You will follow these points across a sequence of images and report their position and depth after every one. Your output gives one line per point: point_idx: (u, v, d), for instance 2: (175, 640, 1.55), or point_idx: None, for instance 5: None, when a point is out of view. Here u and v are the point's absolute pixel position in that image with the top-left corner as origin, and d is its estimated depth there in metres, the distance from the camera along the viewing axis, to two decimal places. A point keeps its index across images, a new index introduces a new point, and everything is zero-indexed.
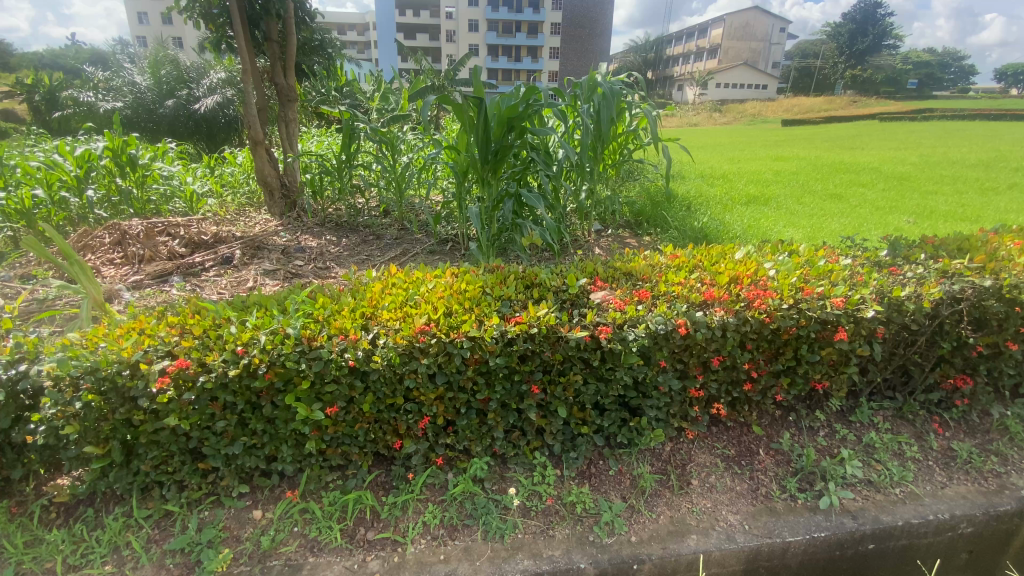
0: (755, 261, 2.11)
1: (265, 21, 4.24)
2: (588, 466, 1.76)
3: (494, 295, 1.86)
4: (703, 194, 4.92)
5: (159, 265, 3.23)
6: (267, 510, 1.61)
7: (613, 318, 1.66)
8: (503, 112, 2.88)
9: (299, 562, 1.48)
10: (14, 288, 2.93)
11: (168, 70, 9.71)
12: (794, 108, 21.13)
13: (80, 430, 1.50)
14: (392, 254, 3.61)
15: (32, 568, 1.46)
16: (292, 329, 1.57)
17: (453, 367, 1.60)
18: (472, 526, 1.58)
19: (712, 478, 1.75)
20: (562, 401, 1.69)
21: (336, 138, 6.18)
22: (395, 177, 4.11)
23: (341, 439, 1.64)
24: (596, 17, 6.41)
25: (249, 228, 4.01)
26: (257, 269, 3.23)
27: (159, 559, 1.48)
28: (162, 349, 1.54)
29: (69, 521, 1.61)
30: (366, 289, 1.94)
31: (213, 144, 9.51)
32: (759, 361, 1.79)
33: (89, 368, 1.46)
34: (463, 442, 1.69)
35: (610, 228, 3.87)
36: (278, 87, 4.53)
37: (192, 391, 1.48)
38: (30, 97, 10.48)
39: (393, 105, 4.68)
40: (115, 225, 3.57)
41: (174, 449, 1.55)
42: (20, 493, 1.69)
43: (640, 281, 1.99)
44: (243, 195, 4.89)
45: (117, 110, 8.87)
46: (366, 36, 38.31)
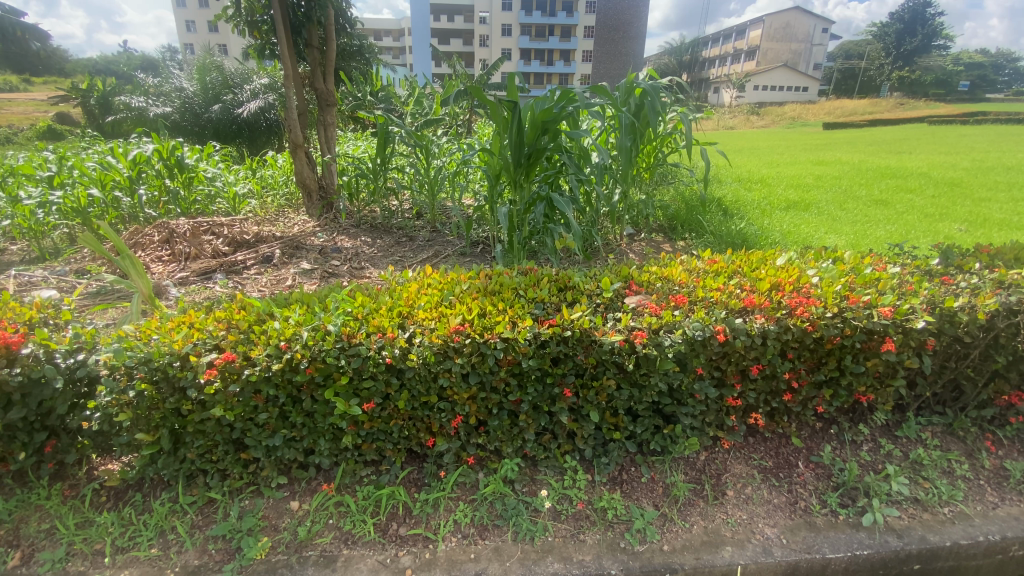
0: (797, 267, 2.05)
1: (307, 28, 4.38)
2: (620, 472, 1.73)
3: (528, 297, 1.87)
4: (741, 198, 4.82)
5: (203, 262, 3.37)
6: (304, 502, 1.66)
7: (648, 323, 1.64)
8: (537, 115, 2.88)
9: (334, 554, 1.52)
10: (71, 282, 3.11)
11: (214, 76, 10.13)
12: (835, 112, 20.49)
13: (132, 418, 1.58)
14: (424, 256, 3.66)
15: (84, 549, 1.55)
16: (333, 326, 1.62)
17: (487, 368, 1.61)
18: (502, 526, 1.58)
19: (748, 490, 1.70)
20: (594, 405, 1.68)
21: (371, 141, 6.33)
22: (429, 180, 4.18)
23: (376, 435, 1.67)
24: (630, 20, 6.32)
25: (288, 228, 4.15)
26: (294, 269, 3.32)
27: (202, 545, 1.55)
28: (210, 342, 1.60)
29: (119, 505, 1.70)
30: (403, 288, 1.98)
31: (254, 147, 9.88)
32: (801, 371, 1.74)
33: (143, 359, 1.54)
34: (494, 443, 1.69)
35: (643, 233, 3.83)
36: (318, 92, 4.65)
37: (237, 383, 1.53)
38: (85, 101, 11.19)
39: (428, 110, 4.76)
40: (163, 224, 3.74)
41: (218, 439, 1.61)
42: (74, 476, 1.79)
43: (676, 286, 1.96)
44: (282, 197, 5.05)
45: (166, 115, 9.33)
46: (400, 42, 39.17)
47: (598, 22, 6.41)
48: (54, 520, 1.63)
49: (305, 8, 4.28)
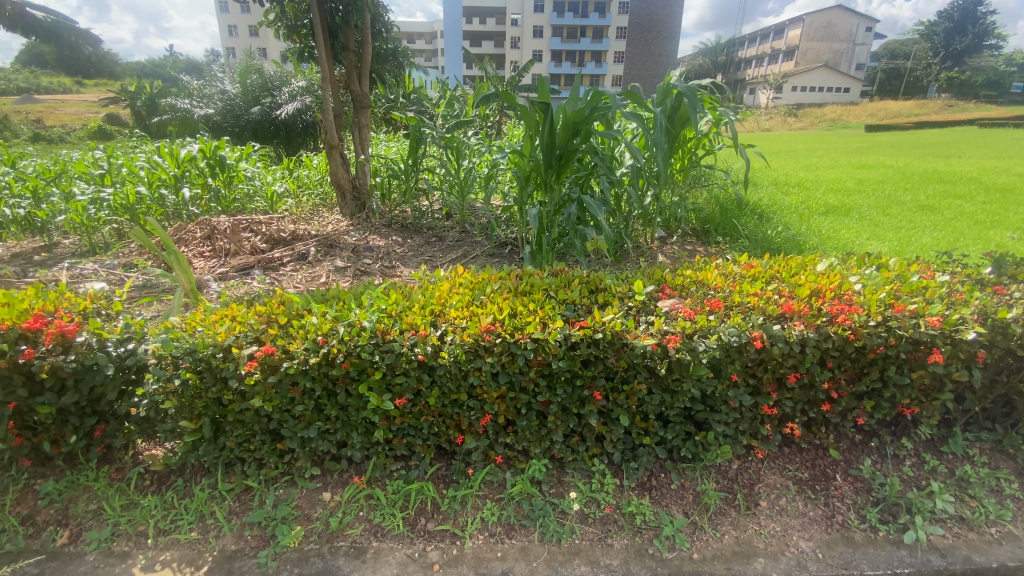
0: (839, 273, 1.99)
1: (344, 32, 4.49)
2: (649, 478, 1.71)
3: (559, 298, 1.87)
4: (777, 202, 4.69)
5: (242, 259, 3.49)
6: (336, 493, 1.70)
7: (682, 328, 1.61)
8: (569, 116, 2.87)
9: (364, 546, 1.55)
10: (119, 276, 3.26)
11: (255, 79, 10.46)
12: (878, 114, 19.74)
13: (177, 406, 1.64)
14: (453, 256, 3.70)
15: (128, 530, 1.63)
16: (368, 322, 1.65)
17: (516, 368, 1.61)
18: (529, 527, 1.59)
19: (783, 501, 1.66)
20: (624, 409, 1.66)
21: (403, 143, 6.42)
22: (459, 181, 4.22)
23: (406, 430, 1.70)
24: (664, 20, 6.23)
25: (323, 227, 4.25)
26: (328, 266, 3.40)
27: (239, 530, 1.61)
28: (251, 335, 1.66)
29: (161, 489, 1.77)
30: (435, 287, 2.00)
31: (290, 148, 10.15)
32: (841, 381, 1.68)
33: (188, 349, 1.60)
34: (523, 443, 1.70)
35: (675, 236, 3.77)
36: (353, 94, 4.75)
37: (276, 375, 1.58)
38: (133, 104, 11.78)
39: (459, 112, 4.82)
40: (205, 221, 3.89)
41: (256, 429, 1.67)
42: (121, 460, 1.88)
43: (712, 290, 1.93)
44: (317, 196, 5.16)
45: (209, 116, 9.71)
46: (433, 45, 39.79)
47: (631, 22, 6.32)
48: (102, 501, 1.72)
49: (343, 13, 4.39)
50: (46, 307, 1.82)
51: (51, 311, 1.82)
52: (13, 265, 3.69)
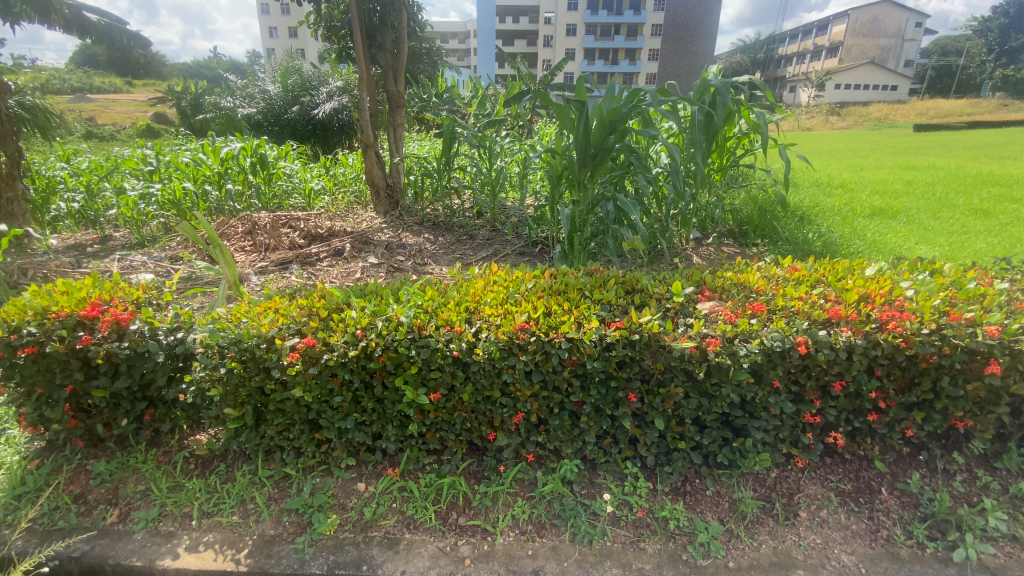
0: (888, 278, 1.91)
1: (381, 32, 4.57)
2: (683, 483, 1.69)
3: (594, 298, 1.86)
4: (819, 204, 4.53)
5: (281, 253, 3.60)
6: (370, 484, 1.73)
7: (722, 331, 1.58)
8: (605, 115, 2.84)
9: (397, 537, 1.58)
10: (166, 268, 3.40)
11: (294, 78, 10.75)
12: (928, 113, 18.85)
13: (222, 393, 1.71)
14: (484, 254, 3.71)
15: (174, 511, 1.70)
16: (405, 317, 1.68)
17: (550, 367, 1.61)
18: (560, 526, 1.58)
19: (823, 513, 1.60)
20: (660, 413, 1.63)
21: (435, 141, 6.50)
22: (491, 180, 4.23)
23: (439, 424, 1.72)
24: (702, 17, 6.08)
25: (357, 224, 4.34)
26: (363, 263, 3.47)
27: (277, 516, 1.66)
28: (293, 327, 1.71)
29: (205, 473, 1.84)
30: (470, 284, 2.02)
31: (327, 146, 10.44)
32: (889, 390, 1.62)
33: (234, 339, 1.66)
34: (555, 442, 1.69)
35: (711, 236, 3.71)
36: (389, 93, 4.82)
37: (317, 367, 1.62)
38: (179, 104, 12.28)
39: (490, 110, 4.84)
40: (247, 217, 4.03)
41: (296, 418, 1.72)
42: (167, 444, 1.96)
43: (754, 293, 1.88)
44: (351, 193, 5.26)
45: (250, 116, 10.06)
46: (466, 44, 40.16)
47: (666, 20, 6.14)
48: (150, 483, 1.80)
49: (380, 13, 4.47)
50: (103, 296, 1.92)
51: (108, 299, 1.92)
52: (69, 256, 3.89)
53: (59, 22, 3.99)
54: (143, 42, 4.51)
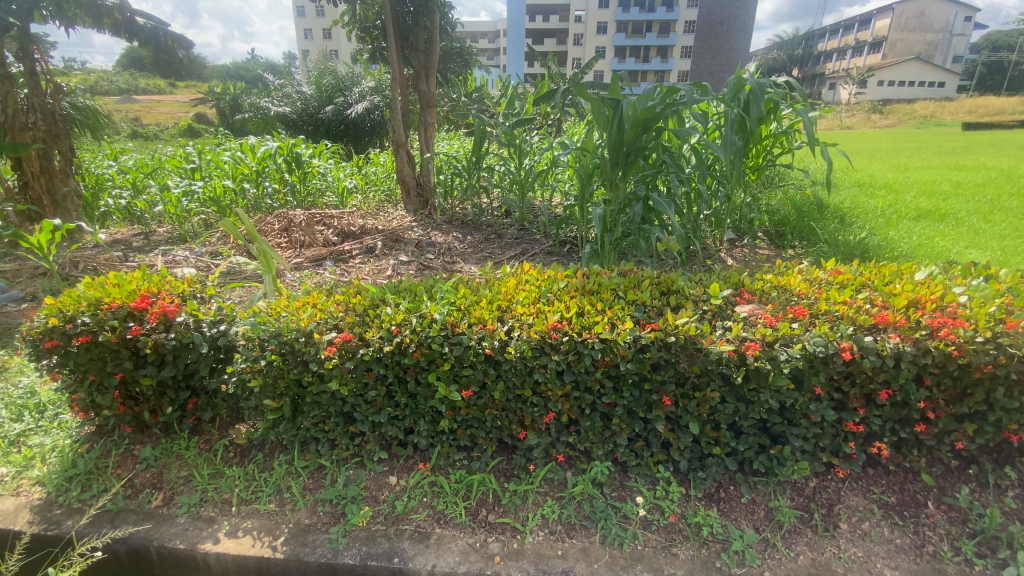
0: (939, 284, 1.83)
1: (414, 32, 4.62)
2: (716, 489, 1.65)
3: (628, 299, 1.83)
4: (861, 205, 4.37)
5: (316, 250, 3.69)
6: (401, 478, 1.76)
7: (762, 335, 1.54)
8: (639, 113, 2.80)
9: (427, 531, 1.60)
10: (206, 262, 3.53)
11: (329, 79, 11.00)
12: (977, 111, 17.96)
13: (262, 385, 1.76)
14: (512, 253, 3.71)
15: (215, 497, 1.76)
16: (438, 314, 1.70)
17: (583, 367, 1.60)
18: (590, 528, 1.57)
19: (865, 525, 1.55)
20: (694, 417, 1.60)
21: (464, 141, 6.56)
22: (519, 179, 4.23)
23: (470, 421, 1.73)
24: (736, 13, 5.91)
25: (388, 222, 4.41)
26: (393, 260, 3.52)
27: (312, 506, 1.70)
28: (330, 322, 1.75)
29: (244, 461, 1.90)
30: (502, 283, 2.02)
31: (359, 146, 10.64)
32: (939, 400, 1.54)
33: (274, 333, 1.71)
34: (585, 443, 1.68)
35: (745, 237, 3.63)
36: (420, 92, 4.87)
37: (352, 361, 1.66)
38: (218, 104, 12.73)
39: (519, 109, 4.83)
40: (283, 214, 4.15)
41: (332, 411, 1.76)
42: (208, 432, 2.04)
43: (795, 297, 1.83)
44: (383, 193, 5.32)
45: (286, 116, 10.34)
46: (495, 44, 40.31)
47: (700, 17, 5.98)
48: (193, 469, 1.87)
49: (414, 13, 4.52)
50: (151, 288, 2.00)
51: (156, 292, 1.99)
52: (117, 250, 4.07)
53: (110, 26, 4.16)
54: (186, 45, 4.66)
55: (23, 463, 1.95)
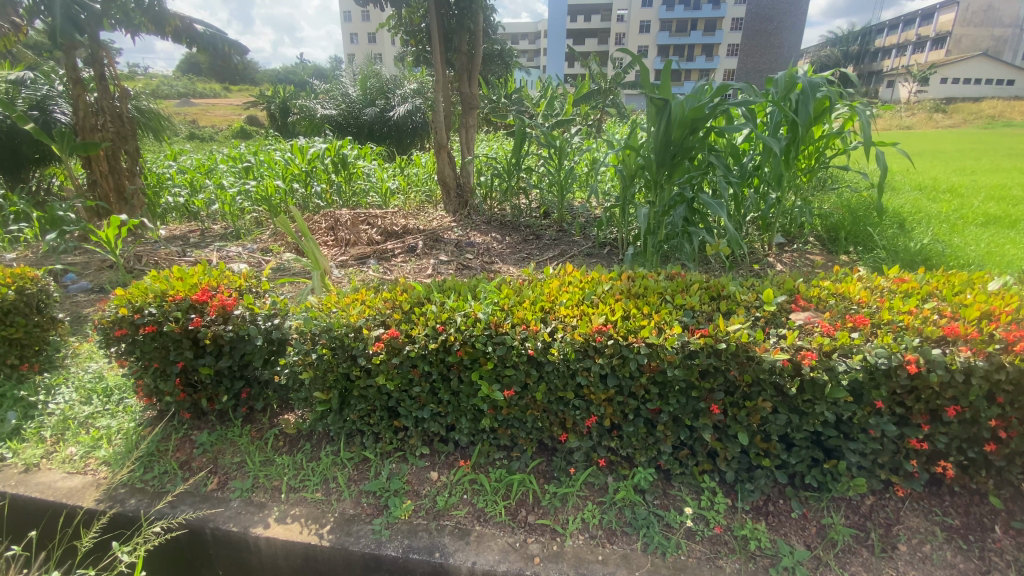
0: (1017, 295, 1.70)
1: (458, 35, 4.69)
2: (764, 503, 1.61)
3: (676, 303, 1.80)
4: (923, 209, 4.13)
5: (360, 248, 3.80)
6: (442, 474, 1.79)
7: (819, 344, 1.49)
8: (686, 112, 2.74)
9: (468, 528, 1.61)
10: (257, 259, 3.69)
11: (373, 82, 11.33)
12: None
13: (313, 377, 1.82)
14: (550, 254, 3.70)
15: (266, 483, 1.84)
16: (482, 314, 1.72)
17: (627, 371, 1.57)
18: (631, 534, 1.55)
19: (926, 548, 1.47)
20: (744, 427, 1.56)
21: (504, 143, 6.61)
22: (559, 180, 4.23)
23: (511, 421, 1.73)
24: (788, 8, 5.57)
25: (429, 222, 4.49)
26: (433, 260, 3.58)
27: (357, 497, 1.75)
28: (378, 318, 1.80)
29: (293, 450, 1.98)
30: (546, 284, 2.03)
31: (401, 147, 10.83)
32: (1013, 420, 1.44)
33: (325, 327, 1.78)
34: (628, 449, 1.66)
35: (795, 243, 3.50)
36: (462, 95, 4.95)
37: (399, 357, 1.71)
38: (269, 107, 13.26)
39: (559, 110, 4.83)
40: (329, 214, 4.30)
41: (377, 405, 1.81)
42: (260, 421, 2.13)
43: (854, 305, 1.75)
44: (423, 193, 5.40)
45: (332, 118, 10.68)
46: (536, 45, 40.46)
47: (749, 13, 5.74)
48: (245, 455, 1.96)
49: (457, 17, 4.59)
50: (211, 282, 2.10)
51: (216, 285, 2.09)
52: (175, 245, 4.30)
53: (172, 33, 4.47)
54: (241, 51, 4.93)
55: (92, 443, 2.09)
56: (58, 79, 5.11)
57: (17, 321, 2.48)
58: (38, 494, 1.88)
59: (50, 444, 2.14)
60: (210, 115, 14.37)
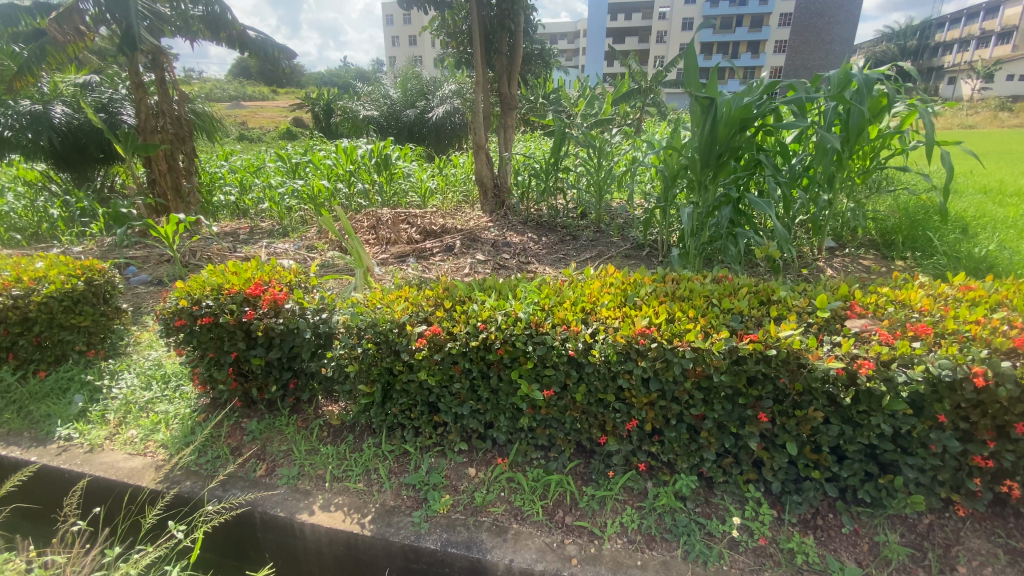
0: None
1: (498, 36, 4.72)
2: (812, 516, 1.56)
3: (723, 308, 1.76)
4: (989, 213, 3.88)
5: (400, 247, 3.87)
6: (479, 471, 1.82)
7: (876, 353, 1.43)
8: (733, 111, 2.67)
9: (505, 525, 1.62)
10: (303, 255, 3.83)
11: (413, 84, 11.55)
12: None
13: (357, 370, 1.88)
14: (588, 255, 3.68)
15: (311, 471, 1.91)
16: (523, 313, 1.74)
17: (671, 376, 1.55)
18: (671, 541, 1.52)
19: (989, 572, 1.38)
20: (793, 436, 1.51)
21: (542, 143, 6.61)
22: (598, 180, 4.19)
23: (550, 421, 1.74)
24: None
25: (466, 222, 4.54)
26: (471, 259, 3.62)
27: (397, 489, 1.80)
28: (421, 315, 1.84)
29: (337, 441, 2.05)
30: (587, 285, 2.02)
31: (439, 147, 11.00)
32: None
33: (371, 322, 1.84)
34: (669, 454, 1.64)
35: (847, 247, 3.36)
36: (502, 95, 4.98)
37: (440, 353, 1.74)
38: (313, 109, 13.72)
39: (597, 110, 4.74)
40: (371, 214, 4.41)
41: (419, 400, 1.85)
42: (306, 412, 2.22)
43: (915, 313, 1.66)
44: (461, 193, 5.47)
45: (374, 119, 10.96)
46: (574, 45, 40.37)
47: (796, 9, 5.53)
48: (293, 443, 2.04)
49: (498, 18, 4.63)
50: (264, 277, 2.19)
51: (268, 279, 2.19)
52: (227, 241, 4.51)
53: (227, 40, 4.71)
54: (289, 54, 5.11)
55: (151, 426, 2.22)
56: (121, 83, 5.43)
57: (85, 310, 2.66)
58: (102, 472, 2.01)
59: (113, 426, 2.28)
60: (259, 117, 15.03)
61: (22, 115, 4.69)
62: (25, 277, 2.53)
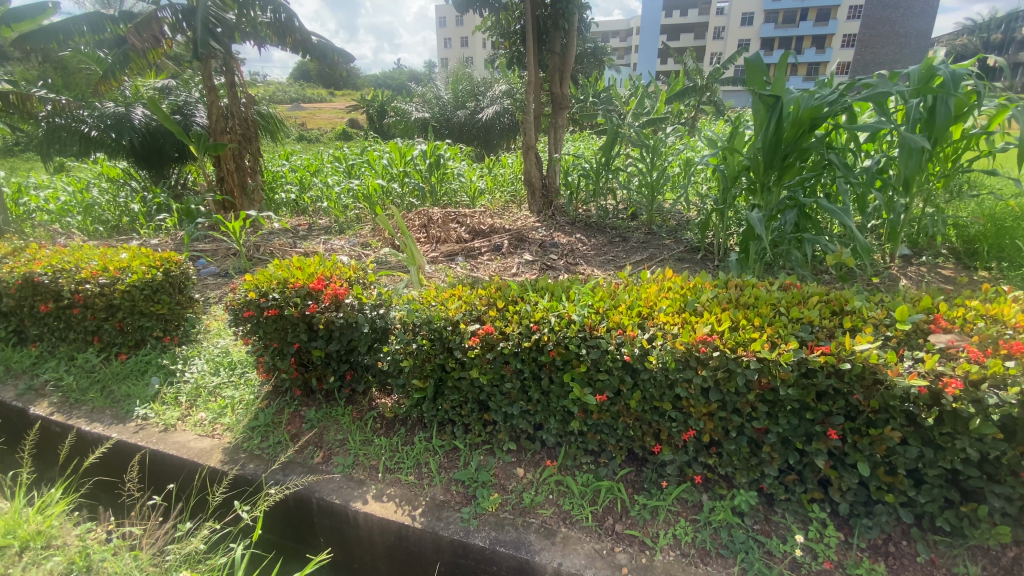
0: None
1: (551, 36, 4.71)
2: (883, 542, 1.47)
3: (791, 317, 1.68)
4: None
5: (449, 246, 3.94)
6: (528, 471, 1.83)
7: (964, 372, 1.32)
8: (801, 111, 2.54)
9: (554, 528, 1.62)
10: (358, 252, 3.97)
11: (464, 85, 11.74)
12: None
13: (412, 365, 1.93)
14: (639, 257, 3.61)
15: (366, 461, 1.98)
16: (577, 316, 1.73)
17: (733, 387, 1.50)
18: (727, 558, 1.47)
19: None
20: (865, 456, 1.43)
21: (592, 143, 6.56)
22: (650, 181, 4.10)
23: (601, 427, 1.72)
24: None
25: (514, 222, 4.56)
26: (518, 259, 3.64)
27: (447, 484, 1.83)
28: (474, 314, 1.87)
29: (390, 433, 2.12)
30: (643, 289, 1.98)
31: (488, 147, 11.13)
32: None
33: (426, 320, 1.88)
34: (727, 467, 1.58)
35: (924, 255, 3.12)
36: (554, 95, 4.94)
37: (492, 353, 1.75)
38: (367, 110, 14.19)
39: (648, 109, 4.51)
40: (423, 213, 4.51)
41: (470, 397, 1.88)
42: (361, 403, 2.31)
43: (1008, 329, 1.53)
44: (509, 193, 5.50)
45: (425, 120, 11.23)
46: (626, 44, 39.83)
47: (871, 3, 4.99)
48: (348, 433, 2.12)
49: (552, 17, 4.61)
50: (325, 272, 2.29)
51: (329, 274, 2.28)
52: (287, 237, 4.73)
53: (291, 44, 4.92)
54: (347, 58, 5.29)
55: (219, 410, 2.36)
56: (196, 87, 5.81)
57: (162, 299, 2.85)
58: (175, 452, 2.15)
59: (184, 407, 2.45)
60: (316, 119, 15.73)
61: (107, 116, 5.12)
62: (111, 267, 2.77)
